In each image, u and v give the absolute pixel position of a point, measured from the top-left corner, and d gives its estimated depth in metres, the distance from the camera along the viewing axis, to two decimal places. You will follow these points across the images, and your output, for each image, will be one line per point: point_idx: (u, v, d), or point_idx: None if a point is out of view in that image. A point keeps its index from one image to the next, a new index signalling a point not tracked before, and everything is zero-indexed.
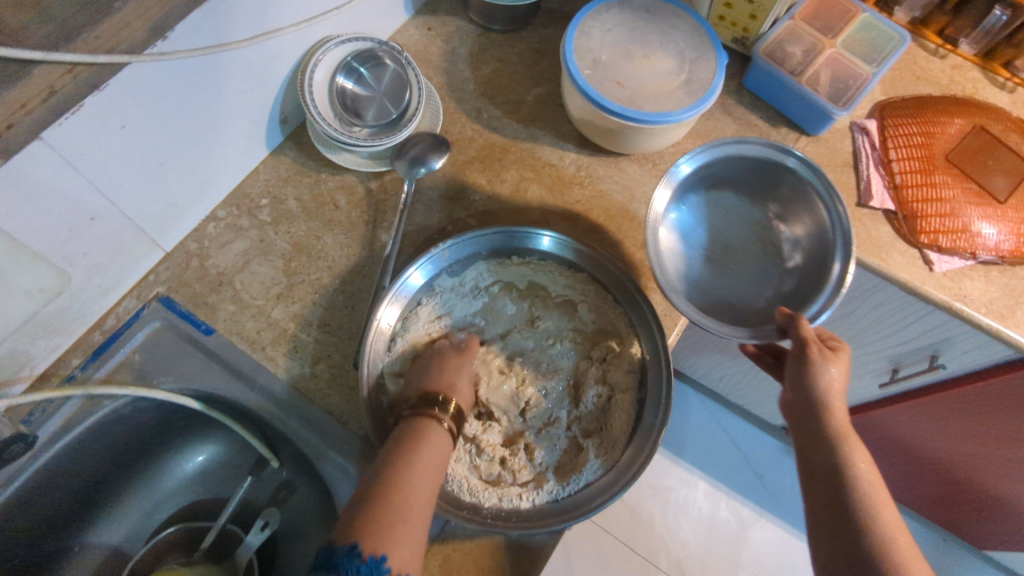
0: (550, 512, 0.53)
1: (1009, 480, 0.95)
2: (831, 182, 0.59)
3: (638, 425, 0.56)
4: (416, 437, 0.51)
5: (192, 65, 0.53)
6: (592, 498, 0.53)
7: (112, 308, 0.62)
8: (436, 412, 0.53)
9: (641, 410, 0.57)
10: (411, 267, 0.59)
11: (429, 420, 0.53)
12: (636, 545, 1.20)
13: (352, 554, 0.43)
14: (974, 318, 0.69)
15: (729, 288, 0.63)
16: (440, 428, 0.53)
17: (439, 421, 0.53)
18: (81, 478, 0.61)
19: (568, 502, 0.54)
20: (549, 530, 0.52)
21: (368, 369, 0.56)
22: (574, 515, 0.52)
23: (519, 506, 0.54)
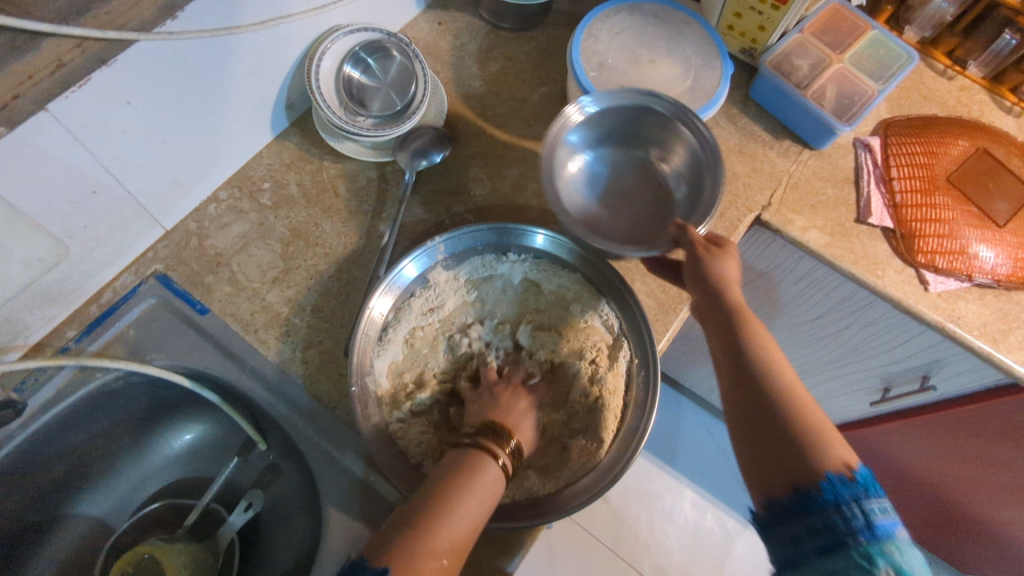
0: (530, 509, 0.54)
1: (996, 504, 0.95)
2: (687, 110, 0.61)
3: (624, 430, 0.57)
4: (472, 472, 0.49)
5: (200, 46, 0.53)
6: (573, 498, 0.53)
7: (109, 282, 0.62)
8: (494, 449, 0.51)
9: (628, 415, 0.57)
10: (406, 259, 0.59)
11: (487, 455, 0.51)
12: (620, 549, 1.20)
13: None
14: (966, 340, 0.69)
15: (637, 223, 0.65)
16: (495, 464, 0.51)
17: (496, 458, 0.51)
18: (69, 449, 0.62)
19: (549, 500, 0.54)
20: (528, 526, 0.52)
21: (359, 358, 0.56)
22: (554, 515, 0.53)
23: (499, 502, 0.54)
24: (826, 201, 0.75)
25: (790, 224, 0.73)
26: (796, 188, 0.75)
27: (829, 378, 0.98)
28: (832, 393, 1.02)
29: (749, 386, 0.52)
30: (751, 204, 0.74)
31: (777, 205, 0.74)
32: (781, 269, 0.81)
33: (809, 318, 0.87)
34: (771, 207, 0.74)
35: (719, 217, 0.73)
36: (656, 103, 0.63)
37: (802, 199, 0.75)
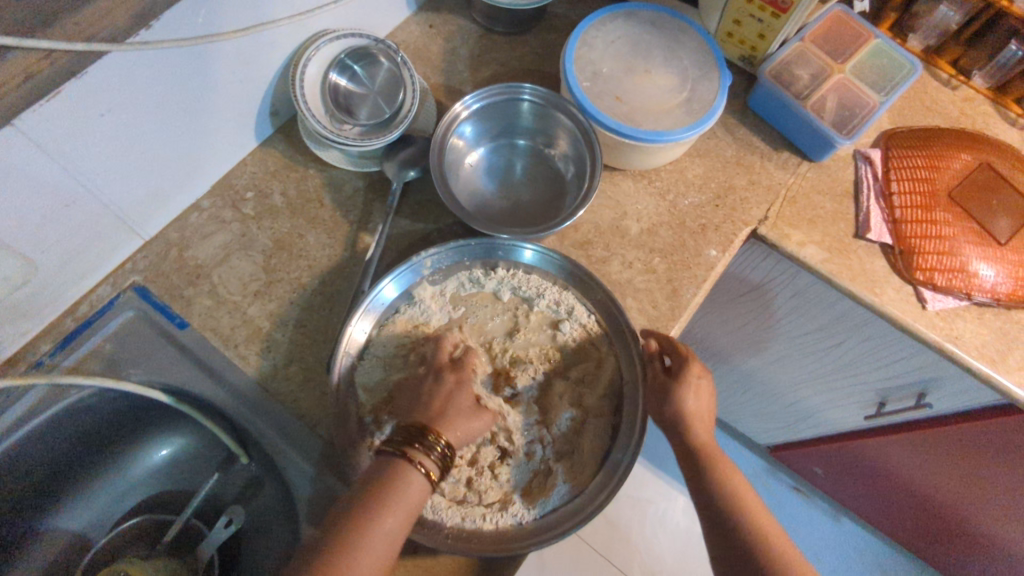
0: (513, 534, 0.53)
1: (990, 519, 0.94)
2: (561, 99, 0.65)
3: (609, 457, 0.56)
4: (391, 484, 0.47)
5: (177, 55, 0.51)
6: (557, 524, 0.53)
7: (86, 294, 0.61)
8: (414, 456, 0.48)
9: (614, 444, 0.57)
10: (386, 279, 0.58)
11: (408, 465, 0.48)
12: (611, 557, 1.19)
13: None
14: (964, 361, 0.67)
15: (527, 209, 0.68)
16: (416, 476, 0.48)
17: (418, 465, 0.48)
18: (44, 465, 0.60)
19: (531, 526, 0.54)
20: (511, 555, 0.51)
21: (337, 376, 0.56)
22: (536, 542, 0.52)
23: (481, 527, 0.53)
24: (824, 215, 0.73)
25: (787, 239, 0.71)
26: (793, 202, 0.74)
27: (823, 390, 0.97)
28: (826, 405, 1.00)
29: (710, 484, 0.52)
30: (747, 218, 0.72)
31: (774, 219, 0.72)
32: (778, 283, 0.79)
33: (805, 333, 0.85)
34: (768, 221, 0.72)
35: (715, 232, 0.71)
36: (526, 95, 0.67)
37: (800, 213, 0.73)
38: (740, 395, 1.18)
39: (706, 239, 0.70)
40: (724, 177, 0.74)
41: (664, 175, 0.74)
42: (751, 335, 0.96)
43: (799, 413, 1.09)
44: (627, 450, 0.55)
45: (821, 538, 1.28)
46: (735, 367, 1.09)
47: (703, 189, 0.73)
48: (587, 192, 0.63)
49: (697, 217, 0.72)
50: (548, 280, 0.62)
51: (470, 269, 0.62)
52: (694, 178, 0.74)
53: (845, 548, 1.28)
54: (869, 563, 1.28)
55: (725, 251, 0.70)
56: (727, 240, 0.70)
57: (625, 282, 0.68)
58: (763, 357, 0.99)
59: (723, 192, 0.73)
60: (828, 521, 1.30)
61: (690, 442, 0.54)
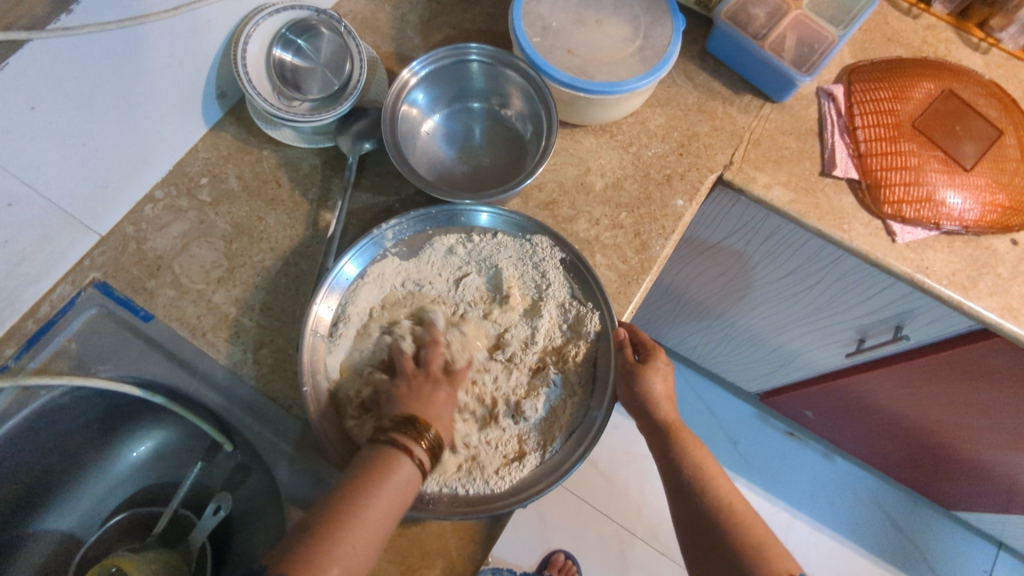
0: (488, 497, 0.54)
1: (975, 444, 0.96)
2: (508, 56, 0.64)
3: (586, 415, 0.57)
4: (379, 470, 0.48)
5: (103, 40, 0.51)
6: (536, 483, 0.54)
7: (45, 295, 0.60)
8: (408, 445, 0.49)
9: (589, 401, 0.57)
10: (346, 256, 0.57)
11: (398, 452, 0.49)
12: (611, 513, 1.21)
13: (278, 574, 0.42)
14: (936, 290, 0.67)
15: (489, 172, 0.67)
16: (409, 460, 0.49)
17: (411, 455, 0.49)
18: (23, 470, 0.60)
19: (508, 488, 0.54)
20: (490, 515, 0.52)
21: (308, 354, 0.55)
22: (514, 502, 0.53)
23: (460, 493, 0.54)
24: (789, 155, 0.72)
25: (754, 182, 0.71)
26: (758, 145, 0.73)
27: (804, 332, 0.97)
28: (808, 347, 1.01)
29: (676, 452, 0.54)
30: (712, 164, 0.71)
31: (739, 163, 0.72)
32: (749, 229, 0.79)
33: (782, 276, 0.85)
34: (733, 166, 0.71)
35: (680, 181, 0.70)
36: (473, 56, 0.65)
37: (765, 155, 0.72)
38: (726, 345, 1.18)
39: (672, 189, 0.70)
40: (687, 125, 0.73)
41: (626, 127, 0.73)
42: (730, 284, 0.96)
43: (783, 358, 1.10)
44: (601, 407, 0.56)
45: (815, 479, 1.30)
46: (719, 318, 1.09)
47: (667, 139, 0.72)
48: (545, 148, 0.62)
49: (662, 167, 0.71)
50: (516, 240, 0.61)
51: (435, 238, 0.61)
52: (656, 128, 0.73)
53: (840, 486, 1.30)
54: (863, 499, 1.30)
55: (692, 199, 0.69)
56: (693, 188, 0.70)
57: (593, 240, 0.67)
58: (744, 305, 0.99)
59: (686, 140, 0.72)
60: (821, 461, 1.32)
61: (658, 420, 0.55)
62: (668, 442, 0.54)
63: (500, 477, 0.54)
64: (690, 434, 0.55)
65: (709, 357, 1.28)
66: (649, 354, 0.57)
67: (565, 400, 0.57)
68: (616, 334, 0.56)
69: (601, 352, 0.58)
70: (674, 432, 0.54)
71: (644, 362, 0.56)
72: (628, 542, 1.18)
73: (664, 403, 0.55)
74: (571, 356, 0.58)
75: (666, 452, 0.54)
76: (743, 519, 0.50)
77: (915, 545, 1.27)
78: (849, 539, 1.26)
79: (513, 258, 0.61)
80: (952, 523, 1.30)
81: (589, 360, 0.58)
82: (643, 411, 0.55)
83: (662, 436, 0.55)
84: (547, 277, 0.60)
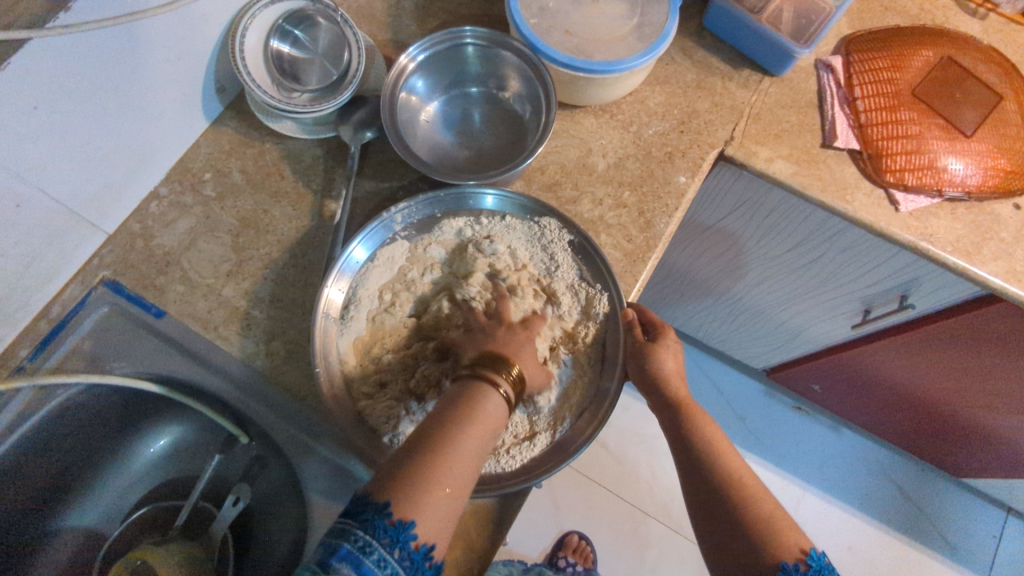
0: (500, 476, 0.54)
1: (982, 409, 0.97)
2: (504, 37, 0.64)
3: (595, 394, 0.57)
4: (472, 401, 0.49)
5: (104, 38, 0.51)
6: (546, 462, 0.54)
7: (57, 295, 0.60)
8: (493, 377, 0.50)
9: (597, 380, 0.58)
10: (354, 241, 0.58)
11: (484, 384, 0.50)
12: (622, 493, 1.22)
13: (384, 513, 0.42)
14: (940, 258, 0.67)
15: (491, 155, 0.67)
16: (496, 395, 0.50)
17: (497, 388, 0.50)
18: (45, 468, 0.61)
19: (519, 467, 0.54)
20: (500, 494, 0.53)
21: (319, 337, 0.56)
22: (526, 479, 0.53)
23: (473, 471, 0.55)
24: (790, 128, 0.72)
25: (755, 156, 0.71)
26: (758, 119, 0.73)
27: (810, 306, 0.97)
28: (813, 320, 1.01)
29: (689, 430, 0.54)
30: (714, 140, 0.71)
31: (740, 138, 0.72)
32: (751, 204, 0.79)
33: (786, 250, 0.85)
34: (734, 141, 0.72)
35: (682, 158, 0.70)
36: (468, 39, 0.65)
37: (766, 129, 0.72)
38: (731, 322, 1.19)
39: (674, 166, 0.70)
40: (687, 102, 0.73)
41: (626, 107, 0.73)
42: (733, 261, 0.96)
43: (789, 332, 1.10)
44: (610, 386, 0.56)
45: (824, 452, 1.31)
46: (723, 295, 1.09)
47: (667, 116, 0.72)
48: (546, 126, 0.62)
49: (663, 144, 0.71)
50: (523, 223, 0.61)
51: (443, 222, 0.61)
52: (656, 107, 0.73)
53: (848, 458, 1.31)
54: (872, 470, 1.31)
55: (694, 176, 0.69)
56: (695, 164, 0.70)
57: (597, 220, 0.67)
58: (748, 282, 1.00)
59: (687, 117, 0.72)
60: (829, 434, 1.33)
61: (669, 397, 0.55)
62: (680, 417, 0.55)
63: (511, 456, 0.55)
64: (699, 410, 0.56)
65: (714, 335, 1.29)
66: (657, 333, 0.58)
67: (575, 381, 0.58)
68: (625, 313, 0.57)
69: (609, 332, 0.59)
70: (685, 409, 0.55)
71: (653, 341, 0.57)
72: (640, 521, 1.19)
73: (675, 379, 0.56)
74: (581, 337, 0.59)
75: (677, 426, 0.55)
76: (754, 490, 0.50)
77: (924, 513, 1.28)
78: (859, 510, 1.27)
79: (523, 240, 0.61)
80: (961, 490, 1.31)
81: (599, 341, 0.59)
82: (652, 388, 0.56)
83: (672, 411, 0.55)
84: (556, 258, 0.60)
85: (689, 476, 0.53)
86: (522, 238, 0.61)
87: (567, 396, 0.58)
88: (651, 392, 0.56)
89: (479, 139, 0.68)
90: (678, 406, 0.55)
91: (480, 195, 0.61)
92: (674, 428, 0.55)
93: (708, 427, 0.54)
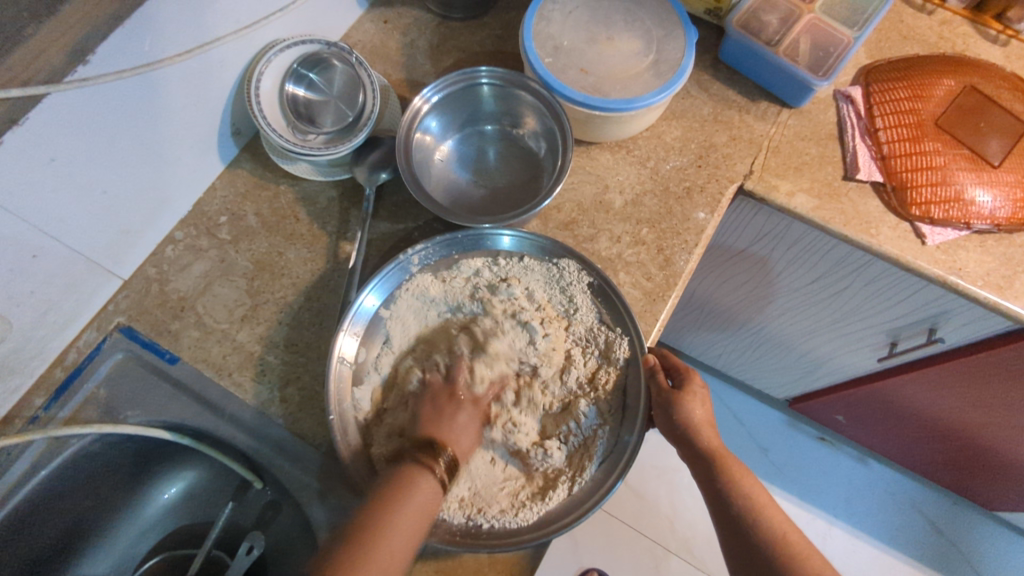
0: (517, 530, 0.52)
1: (1016, 444, 0.93)
2: (519, 76, 0.63)
3: (617, 442, 0.55)
4: (403, 487, 0.49)
5: (122, 89, 0.51)
6: (565, 516, 0.53)
7: (72, 342, 0.60)
8: (428, 462, 0.51)
9: (619, 428, 0.56)
10: (367, 288, 0.57)
11: (421, 467, 0.51)
12: (642, 528, 1.19)
13: None
14: (970, 292, 0.65)
15: (506, 193, 0.66)
16: (429, 476, 0.50)
17: (431, 471, 0.51)
18: (58, 518, 0.60)
19: (538, 520, 0.53)
20: (517, 550, 0.51)
21: (334, 385, 0.55)
22: (546, 533, 0.52)
23: (489, 525, 0.53)
24: (811, 161, 0.71)
25: (776, 190, 0.69)
26: (778, 152, 0.71)
27: (833, 337, 0.95)
28: (837, 352, 0.99)
29: (723, 483, 0.52)
30: (732, 174, 0.70)
31: (760, 172, 0.70)
32: (773, 236, 0.77)
33: (809, 282, 0.83)
34: (754, 175, 0.70)
35: (701, 193, 0.69)
36: (483, 78, 0.65)
37: (786, 162, 0.71)
38: (752, 353, 1.16)
39: (693, 202, 0.69)
40: (704, 136, 0.72)
41: (642, 142, 0.72)
42: (753, 292, 0.94)
43: (812, 364, 1.08)
44: (633, 435, 0.55)
45: (849, 483, 1.28)
46: (744, 326, 1.07)
47: (684, 151, 0.72)
48: (562, 167, 0.62)
49: (681, 180, 0.70)
50: (541, 263, 0.60)
51: (459, 263, 0.60)
52: (673, 141, 0.72)
53: (876, 490, 1.27)
54: (901, 503, 1.27)
55: (714, 212, 0.68)
56: (713, 200, 0.68)
57: (615, 258, 0.66)
58: (769, 313, 0.98)
59: (704, 151, 0.72)
60: (855, 465, 1.29)
61: (701, 447, 0.53)
62: (710, 468, 0.53)
63: (528, 509, 0.53)
64: (735, 461, 0.53)
65: (735, 364, 1.26)
66: (683, 378, 0.56)
67: (596, 430, 0.56)
68: (646, 360, 0.55)
69: (630, 377, 0.57)
70: (717, 459, 0.53)
71: (679, 388, 0.55)
72: (662, 558, 1.16)
73: (706, 428, 0.54)
74: (601, 383, 0.57)
75: (708, 478, 0.52)
76: (799, 550, 0.48)
77: (958, 549, 1.23)
78: (889, 546, 1.23)
79: (541, 282, 0.60)
80: (995, 525, 1.26)
81: (619, 385, 0.57)
82: (683, 438, 0.54)
83: (703, 462, 0.53)
84: (576, 301, 0.59)
85: (728, 530, 0.51)
86: (540, 279, 0.60)
87: (587, 446, 0.56)
88: (680, 440, 0.54)
89: (493, 177, 0.67)
90: (707, 455, 0.53)
91: (495, 237, 0.60)
92: (707, 480, 0.53)
93: (745, 478, 0.52)
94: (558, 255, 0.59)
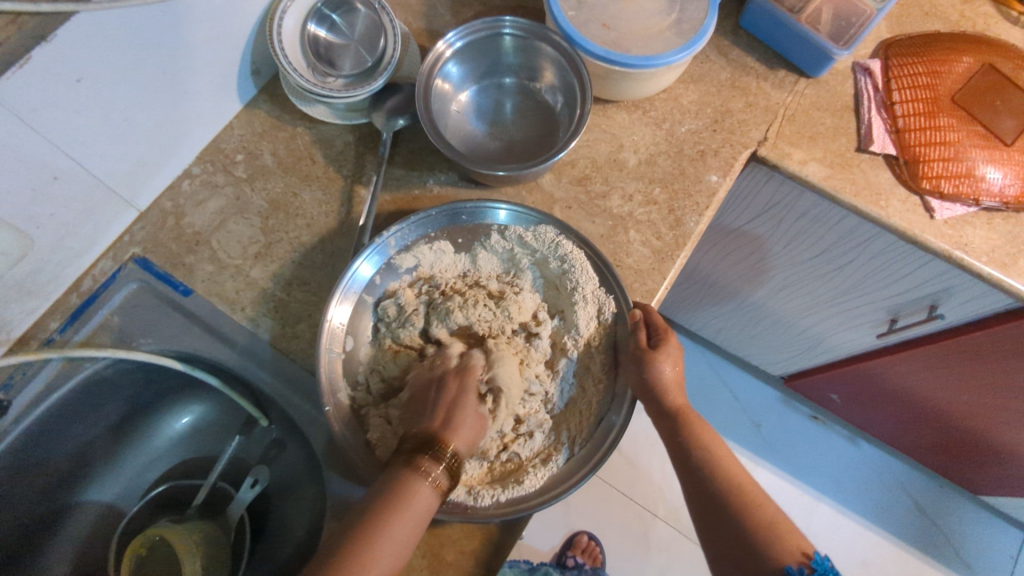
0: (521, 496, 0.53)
1: (1004, 425, 0.95)
2: (543, 29, 0.63)
3: (603, 419, 0.56)
4: (401, 487, 0.48)
5: (148, 15, 0.51)
6: (564, 481, 0.53)
7: (88, 270, 0.61)
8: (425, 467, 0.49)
9: (608, 407, 0.57)
10: (358, 260, 0.57)
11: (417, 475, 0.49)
12: (633, 495, 1.21)
13: None
14: (975, 267, 0.66)
15: (522, 146, 0.67)
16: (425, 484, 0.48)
17: (428, 477, 0.49)
18: (70, 441, 0.62)
19: (543, 484, 0.54)
20: (526, 515, 0.52)
21: (326, 374, 0.55)
22: (554, 496, 0.52)
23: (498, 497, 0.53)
24: (825, 131, 0.71)
25: (788, 157, 0.70)
26: (793, 121, 0.72)
27: (834, 313, 0.96)
28: (835, 328, 1.00)
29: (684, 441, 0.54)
30: (747, 140, 0.71)
31: (774, 139, 0.71)
32: (781, 206, 0.78)
33: (814, 255, 0.84)
34: (768, 141, 0.71)
35: (714, 157, 0.69)
36: (507, 29, 0.65)
37: (800, 131, 0.71)
38: (751, 327, 1.17)
39: (706, 165, 0.69)
40: (721, 101, 0.72)
41: (658, 104, 0.72)
42: (756, 265, 0.95)
43: (810, 340, 1.08)
44: (626, 391, 0.56)
45: (837, 461, 1.30)
46: (741, 299, 1.09)
47: (700, 115, 0.72)
48: (579, 120, 0.62)
49: (695, 143, 0.70)
50: (526, 236, 0.61)
51: (439, 240, 0.61)
52: (690, 105, 0.72)
53: (863, 469, 1.30)
54: (887, 484, 1.29)
55: (726, 175, 0.68)
56: (727, 163, 0.69)
57: (626, 216, 0.67)
58: (769, 287, 0.99)
59: (720, 116, 0.72)
60: (845, 445, 1.32)
61: (669, 407, 0.55)
62: (676, 424, 0.55)
63: (532, 477, 0.54)
64: (697, 417, 0.56)
65: (733, 340, 1.28)
66: (661, 338, 0.56)
67: (591, 389, 0.58)
68: (631, 315, 0.57)
69: (619, 333, 0.58)
70: (684, 417, 0.55)
71: (655, 347, 0.55)
72: (650, 523, 1.18)
73: (674, 388, 0.55)
74: (590, 344, 0.59)
75: (676, 435, 0.55)
76: (754, 500, 0.51)
77: (941, 530, 1.26)
78: (873, 524, 1.25)
79: (529, 251, 0.61)
80: (977, 508, 1.28)
81: (609, 343, 0.59)
82: (653, 398, 0.55)
83: (670, 418, 0.55)
84: (569, 268, 0.59)
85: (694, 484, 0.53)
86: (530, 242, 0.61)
87: (578, 411, 0.57)
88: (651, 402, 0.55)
89: (506, 129, 0.68)
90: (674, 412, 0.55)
91: (489, 208, 0.60)
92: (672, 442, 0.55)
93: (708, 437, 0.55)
94: (550, 227, 0.60)
